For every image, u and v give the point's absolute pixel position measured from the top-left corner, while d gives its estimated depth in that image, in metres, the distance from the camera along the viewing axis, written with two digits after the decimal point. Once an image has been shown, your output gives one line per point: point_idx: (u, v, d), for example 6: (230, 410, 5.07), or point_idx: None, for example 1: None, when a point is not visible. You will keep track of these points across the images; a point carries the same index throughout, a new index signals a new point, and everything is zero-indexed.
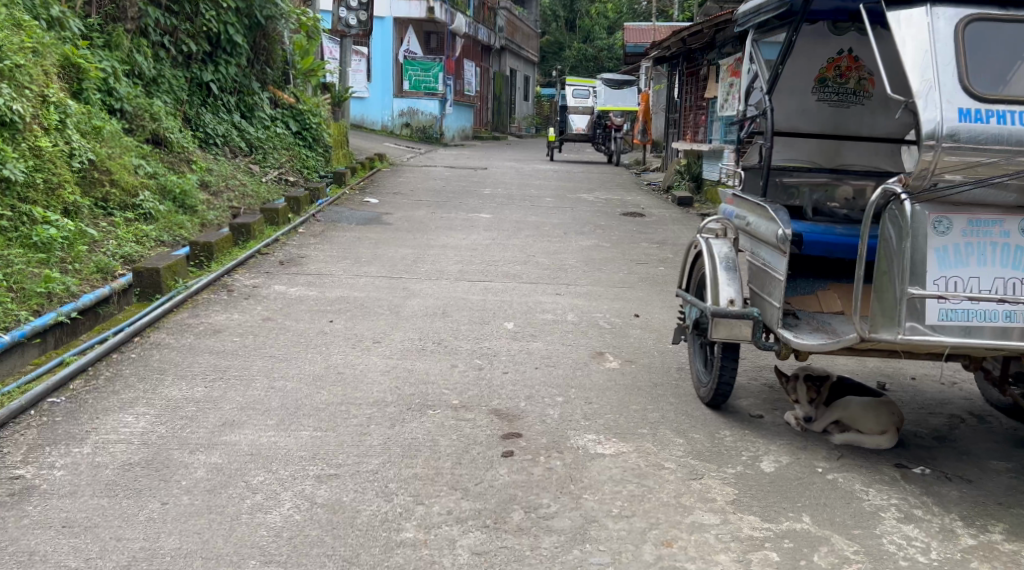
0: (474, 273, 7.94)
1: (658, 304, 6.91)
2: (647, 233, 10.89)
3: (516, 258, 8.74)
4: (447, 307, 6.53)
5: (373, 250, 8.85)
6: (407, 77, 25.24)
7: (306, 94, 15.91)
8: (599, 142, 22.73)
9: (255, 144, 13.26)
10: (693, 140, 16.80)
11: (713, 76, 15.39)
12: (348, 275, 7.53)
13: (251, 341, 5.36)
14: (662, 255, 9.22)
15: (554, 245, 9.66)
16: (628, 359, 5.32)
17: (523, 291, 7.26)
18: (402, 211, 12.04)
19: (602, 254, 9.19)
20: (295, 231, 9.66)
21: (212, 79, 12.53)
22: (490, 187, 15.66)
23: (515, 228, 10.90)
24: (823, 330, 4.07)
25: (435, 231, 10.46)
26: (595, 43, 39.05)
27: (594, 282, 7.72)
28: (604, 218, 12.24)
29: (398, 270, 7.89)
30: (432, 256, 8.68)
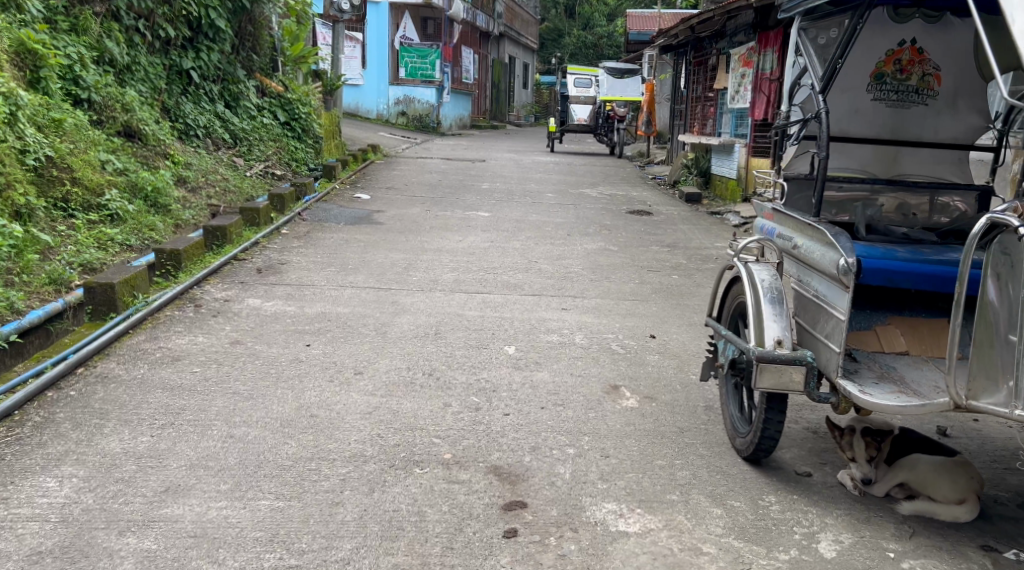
0: (471, 283, 7.25)
1: (676, 322, 6.21)
2: (655, 234, 10.22)
3: (516, 264, 8.06)
4: (440, 326, 5.83)
5: (361, 255, 8.16)
6: (403, 64, 24.49)
7: (295, 82, 15.23)
8: (600, 133, 22.02)
9: (240, 136, 12.60)
10: (701, 132, 16.10)
11: (723, 66, 14.69)
12: (331, 286, 6.83)
13: (214, 372, 4.66)
14: (674, 261, 8.54)
15: (557, 249, 8.97)
16: (647, 395, 4.63)
17: (525, 305, 6.56)
18: (395, 209, 11.34)
19: (610, 259, 8.51)
20: (278, 232, 8.96)
21: (192, 67, 11.86)
22: (488, 181, 14.97)
23: (515, 228, 10.21)
24: (889, 379, 3.38)
25: (430, 232, 9.77)
26: (595, 31, 38.27)
27: (603, 294, 7.03)
28: (609, 217, 11.55)
29: (388, 279, 7.20)
30: (425, 262, 7.98)
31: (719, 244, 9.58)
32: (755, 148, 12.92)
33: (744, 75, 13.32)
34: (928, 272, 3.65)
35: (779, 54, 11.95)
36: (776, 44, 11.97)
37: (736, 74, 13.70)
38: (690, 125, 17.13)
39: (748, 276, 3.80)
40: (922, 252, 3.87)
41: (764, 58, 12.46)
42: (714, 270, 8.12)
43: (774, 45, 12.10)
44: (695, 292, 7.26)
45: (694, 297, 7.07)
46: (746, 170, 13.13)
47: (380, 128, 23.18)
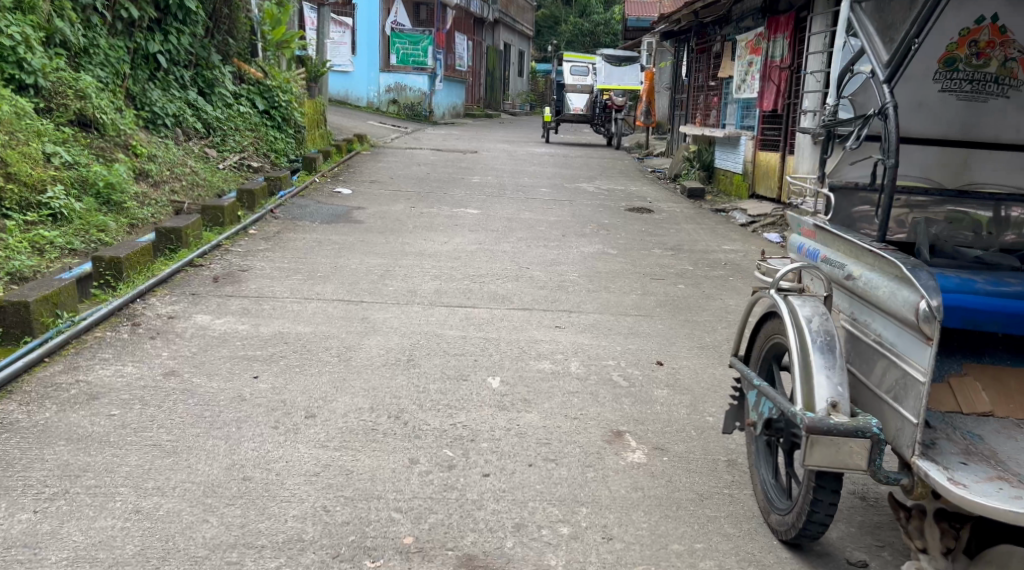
0: (455, 295, 6.47)
1: (684, 344, 5.43)
2: (657, 235, 9.47)
3: (505, 271, 7.30)
4: (414, 349, 5.06)
5: (334, 260, 7.40)
6: (395, 50, 23.54)
7: (275, 68, 14.44)
8: (596, 123, 21.17)
9: (214, 125, 11.80)
10: (704, 124, 15.33)
11: (728, 53, 13.92)
12: (295, 299, 6.05)
13: (135, 416, 3.85)
14: (678, 266, 7.79)
15: (551, 253, 8.21)
16: (657, 445, 3.85)
17: (513, 322, 5.78)
18: (377, 205, 10.55)
19: (609, 264, 7.76)
20: (244, 233, 8.18)
21: (160, 51, 11.06)
22: (479, 174, 14.17)
23: (506, 228, 9.44)
24: (979, 460, 2.61)
25: (412, 232, 9.00)
26: (591, 18, 37.49)
27: (602, 307, 6.26)
28: (607, 215, 10.79)
29: (359, 289, 6.42)
30: (403, 268, 7.22)
31: (727, 247, 8.83)
32: (761, 141, 12.14)
33: (752, 62, 12.53)
34: (1020, 311, 2.86)
35: (790, 41, 11.17)
36: (787, 30, 11.20)
37: (743, 62, 12.91)
38: (692, 115, 16.36)
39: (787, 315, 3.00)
40: (1006, 280, 3.07)
41: (774, 45, 11.67)
42: (723, 277, 7.38)
43: (785, 31, 11.32)
44: (703, 304, 6.48)
45: (703, 311, 6.30)
46: (752, 164, 12.35)
47: (369, 116, 22.33)
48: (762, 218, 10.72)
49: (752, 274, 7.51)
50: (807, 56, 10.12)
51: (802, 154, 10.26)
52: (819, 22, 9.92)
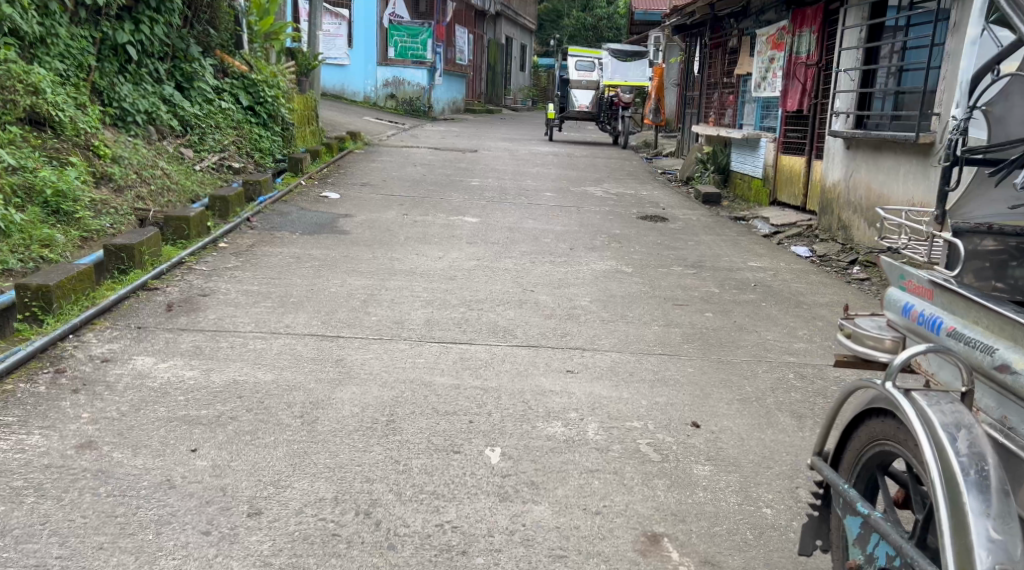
0: (448, 327, 5.56)
1: (723, 395, 4.52)
2: (673, 248, 8.59)
3: (507, 295, 6.41)
4: (396, 405, 4.15)
5: (310, 281, 6.50)
6: (392, 43, 22.66)
7: (261, 61, 13.56)
8: (602, 121, 20.28)
9: (191, 122, 10.93)
10: (719, 123, 14.45)
11: (746, 48, 13.02)
12: (260, 333, 5.15)
13: (22, 516, 2.98)
14: (701, 289, 6.90)
15: (559, 272, 7.33)
16: (706, 557, 3.01)
17: (516, 364, 4.87)
18: (367, 211, 9.66)
19: (624, 286, 6.86)
20: (211, 247, 7.28)
21: (130, 41, 10.15)
22: (479, 176, 13.29)
23: (507, 240, 8.57)
24: None
25: (403, 244, 8.12)
26: (595, 12, 36.71)
27: (619, 342, 5.35)
28: (618, 224, 9.93)
29: (335, 319, 5.51)
30: (388, 290, 6.31)
31: (753, 264, 7.95)
32: (784, 143, 11.21)
33: (773, 58, 11.59)
34: None
35: (818, 35, 10.26)
36: (815, 23, 10.28)
37: (763, 58, 11.98)
38: (705, 114, 15.46)
39: (917, 434, 2.27)
40: None
41: (799, 40, 10.75)
42: (753, 303, 6.49)
43: (812, 24, 10.40)
44: (737, 338, 5.57)
45: (737, 347, 5.38)
46: (773, 169, 11.43)
47: (365, 112, 21.42)
48: (788, 229, 9.85)
49: (786, 299, 6.63)
50: (839, 51, 9.18)
51: (833, 159, 9.35)
52: (853, 14, 8.97)
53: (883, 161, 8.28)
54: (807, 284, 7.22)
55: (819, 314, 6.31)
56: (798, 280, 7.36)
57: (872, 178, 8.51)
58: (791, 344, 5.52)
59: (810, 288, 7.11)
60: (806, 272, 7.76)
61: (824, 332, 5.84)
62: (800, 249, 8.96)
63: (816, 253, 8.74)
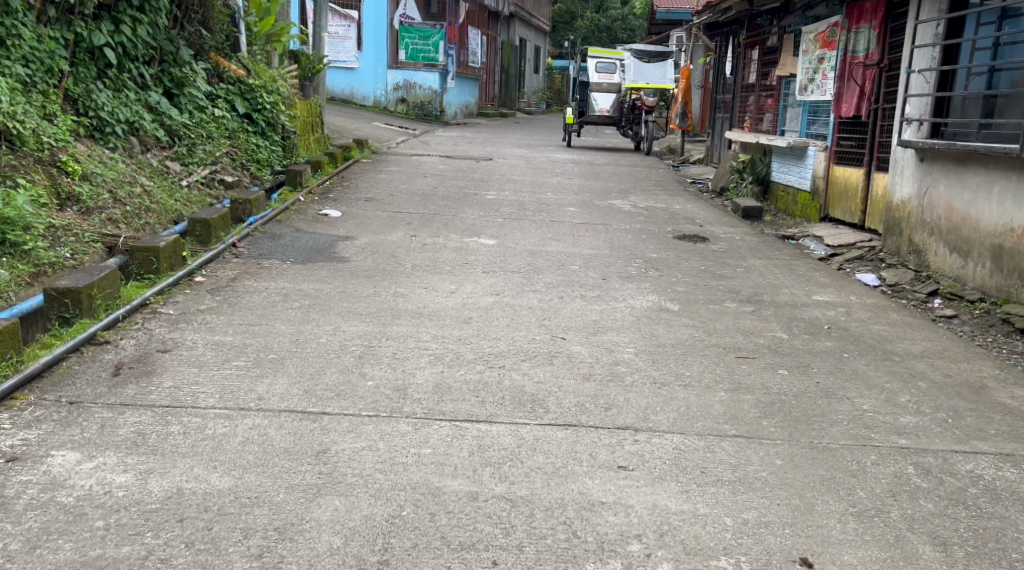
0: (463, 392, 4.43)
1: (830, 506, 3.44)
2: (722, 277, 7.48)
3: (533, 344, 5.28)
4: (391, 533, 3.10)
5: (297, 324, 5.41)
6: (403, 46, 21.60)
7: (261, 65, 12.53)
8: (623, 126, 19.08)
9: (179, 132, 9.85)
10: (755, 129, 13.34)
11: (789, 47, 11.91)
12: (221, 408, 4.02)
13: None
14: (766, 334, 5.80)
15: (593, 310, 6.21)
16: None
17: (552, 458, 3.71)
18: (371, 232, 8.58)
19: (674, 330, 5.73)
20: (183, 283, 6.14)
21: (109, 43, 9.06)
22: (495, 188, 12.19)
23: (530, 268, 7.47)
24: None
25: (409, 274, 7.03)
26: (608, 13, 35.92)
27: (680, 415, 4.23)
28: (655, 245, 8.80)
29: (321, 383, 4.40)
30: (390, 339, 5.20)
31: (818, 298, 6.88)
32: (838, 152, 10.12)
33: (823, 58, 10.51)
34: None
35: (880, 31, 9.22)
36: (876, 18, 9.26)
37: (810, 57, 10.88)
38: (739, 119, 14.35)
39: None
40: None
41: (856, 37, 9.67)
42: (833, 356, 5.39)
43: (872, 19, 9.36)
44: (826, 409, 4.47)
45: (829, 424, 4.26)
46: (824, 182, 10.31)
47: (374, 117, 20.32)
48: (847, 252, 8.79)
49: (872, 351, 5.52)
50: (910, 50, 8.11)
51: (902, 173, 8.25)
52: (927, 7, 7.91)
53: (969, 178, 7.18)
54: (889, 326, 6.14)
55: (916, 369, 5.20)
56: (877, 320, 6.29)
57: (954, 197, 7.41)
58: (894, 417, 4.40)
59: (895, 331, 6.02)
60: (883, 308, 6.67)
61: (929, 396, 4.73)
62: (867, 276, 7.92)
63: (886, 282, 7.68)
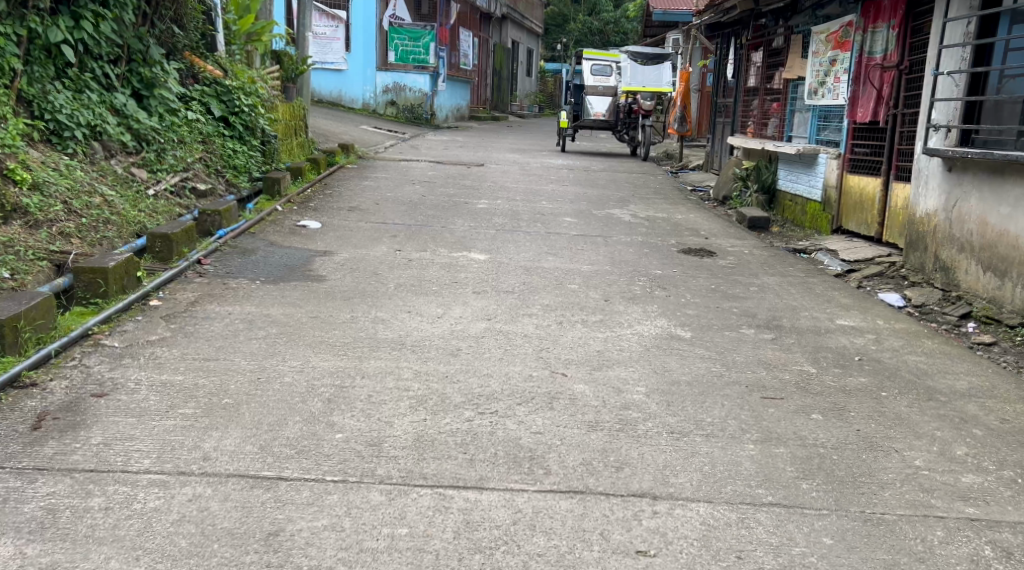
0: (449, 447, 3.75)
1: None
2: (735, 298, 6.84)
3: (529, 381, 4.63)
4: None
5: (260, 358, 4.74)
6: (393, 47, 20.90)
7: (240, 65, 11.84)
8: (619, 130, 18.46)
9: (147, 136, 9.15)
10: (759, 134, 12.75)
11: (797, 48, 11.32)
12: (154, 474, 3.35)
13: None
14: (791, 367, 5.14)
15: (596, 339, 5.56)
16: None
17: (556, 542, 3.11)
18: (352, 246, 7.92)
19: (688, 364, 5.08)
20: (135, 309, 5.46)
21: (67, 41, 8.39)
22: (487, 196, 11.55)
23: (525, 288, 6.82)
24: None
25: (391, 295, 6.36)
26: (600, 16, 35.50)
27: (705, 476, 3.58)
28: (659, 261, 8.15)
29: (281, 437, 3.73)
30: (365, 378, 4.53)
31: (843, 322, 6.24)
32: (852, 160, 9.51)
33: (834, 60, 9.92)
34: None
35: (899, 31, 8.65)
36: (896, 17, 8.68)
37: (820, 59, 10.28)
38: (742, 124, 13.76)
39: None
40: None
41: (873, 36, 9.12)
42: (871, 394, 4.74)
43: (891, 18, 8.81)
44: (873, 466, 3.81)
45: (880, 487, 3.61)
46: (837, 191, 9.70)
47: (362, 120, 19.64)
48: (866, 268, 8.16)
49: (914, 388, 4.87)
50: (937, 50, 7.49)
51: (927, 184, 7.63)
52: (956, 3, 7.31)
53: (1007, 190, 6.58)
54: (926, 356, 5.50)
55: (967, 412, 4.55)
56: (911, 349, 5.64)
57: (989, 211, 6.79)
58: (954, 476, 3.76)
59: (934, 363, 5.37)
60: (916, 334, 6.03)
61: (989, 446, 4.08)
62: (890, 295, 7.29)
63: (913, 303, 7.06)
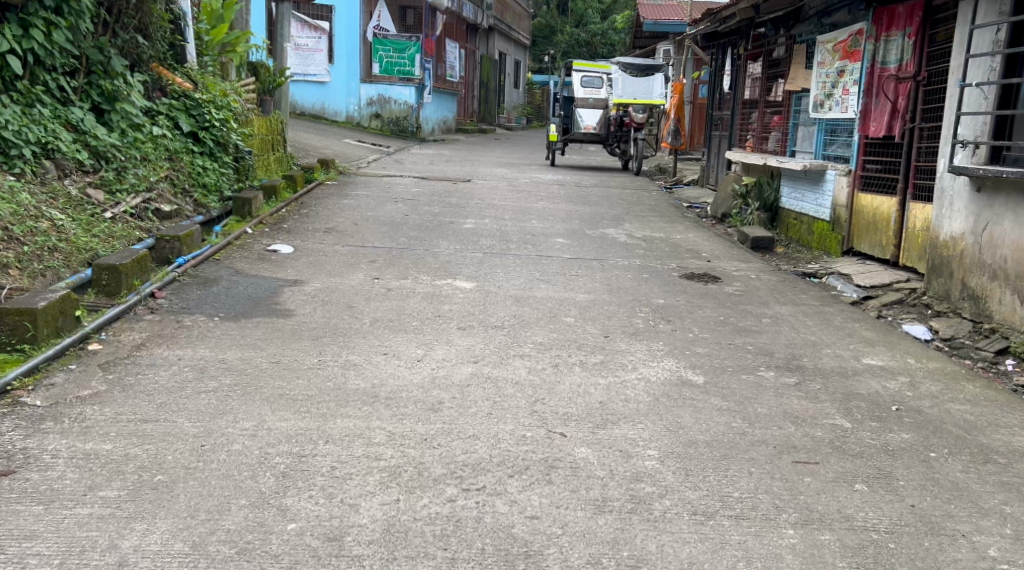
0: (425, 541, 3.16)
1: None
2: (748, 333, 6.18)
3: (522, 445, 3.94)
4: None
5: (205, 418, 4.04)
6: (377, 58, 20.23)
7: (212, 77, 11.16)
8: (610, 144, 17.92)
9: (106, 153, 8.44)
10: (759, 148, 12.14)
11: (801, 57, 10.72)
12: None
13: None
14: (822, 422, 4.48)
15: (597, 386, 4.88)
16: None
17: None
18: (325, 274, 7.23)
19: (705, 418, 4.42)
20: (69, 357, 4.76)
21: (15, 51, 7.72)
22: (473, 215, 10.87)
23: (515, 323, 6.15)
24: None
25: (366, 333, 5.67)
26: (588, 28, 35.03)
27: None
28: (662, 289, 7.48)
29: (219, 530, 3.14)
30: (329, 443, 3.84)
31: (870, 362, 5.60)
32: (863, 177, 8.90)
33: (842, 70, 9.32)
34: None
35: (916, 38, 8.06)
36: (912, 24, 8.10)
37: (826, 69, 9.68)
38: (740, 137, 13.15)
39: None
40: None
41: (886, 45, 8.52)
42: (919, 456, 4.10)
43: (906, 25, 8.22)
44: (941, 560, 3.21)
45: None
46: (848, 211, 9.07)
47: (345, 133, 18.96)
48: (884, 294, 7.54)
49: (968, 449, 4.22)
50: (963, 59, 6.90)
51: (952, 205, 7.01)
52: (984, 9, 6.73)
53: None
54: (973, 405, 4.85)
55: None
56: (953, 397, 4.99)
57: None
58: None
59: (984, 414, 4.72)
60: (955, 377, 5.38)
61: None
62: (916, 327, 6.66)
63: (942, 336, 6.44)
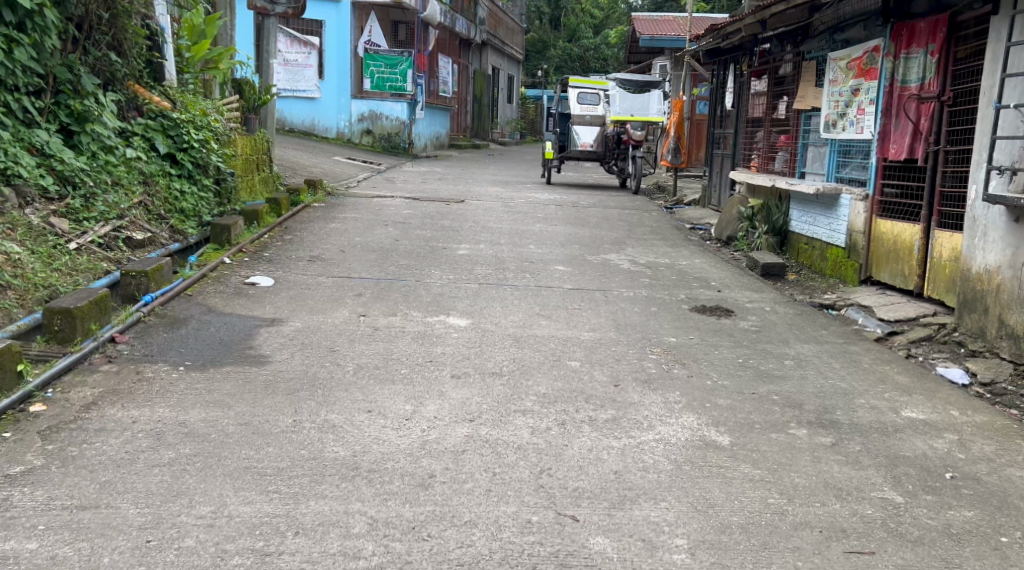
0: None
1: None
2: (771, 379, 5.60)
3: (528, 536, 3.40)
4: None
5: (155, 503, 3.46)
6: (368, 74, 19.71)
7: (191, 95, 10.56)
8: (607, 160, 17.37)
9: (73, 179, 7.83)
10: (766, 168, 11.61)
11: (811, 74, 10.20)
12: None
13: None
14: (870, 495, 3.91)
15: (611, 449, 4.30)
16: None
17: None
18: (307, 311, 6.64)
19: (737, 493, 3.84)
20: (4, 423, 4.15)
21: None
22: (466, 240, 10.29)
23: (514, 368, 5.56)
24: None
25: (349, 385, 5.07)
26: (581, 43, 34.55)
27: None
28: (673, 325, 6.89)
29: None
30: (301, 537, 3.30)
31: (911, 415, 5.02)
32: (881, 203, 8.36)
33: (856, 89, 8.79)
34: None
35: (940, 55, 7.53)
36: (935, 41, 7.56)
37: (839, 88, 9.15)
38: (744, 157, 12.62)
39: None
40: None
41: (906, 63, 8.00)
42: (988, 544, 3.54)
43: (929, 41, 7.68)
44: None
45: None
46: (865, 238, 8.53)
47: (334, 151, 18.38)
48: (910, 330, 7.00)
49: None
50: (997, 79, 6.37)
51: (985, 238, 6.48)
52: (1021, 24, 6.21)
53: None
54: None
55: None
56: (1011, 460, 4.43)
57: None
58: None
59: None
60: (1008, 433, 4.81)
61: None
62: (950, 369, 6.11)
63: (980, 381, 5.90)
